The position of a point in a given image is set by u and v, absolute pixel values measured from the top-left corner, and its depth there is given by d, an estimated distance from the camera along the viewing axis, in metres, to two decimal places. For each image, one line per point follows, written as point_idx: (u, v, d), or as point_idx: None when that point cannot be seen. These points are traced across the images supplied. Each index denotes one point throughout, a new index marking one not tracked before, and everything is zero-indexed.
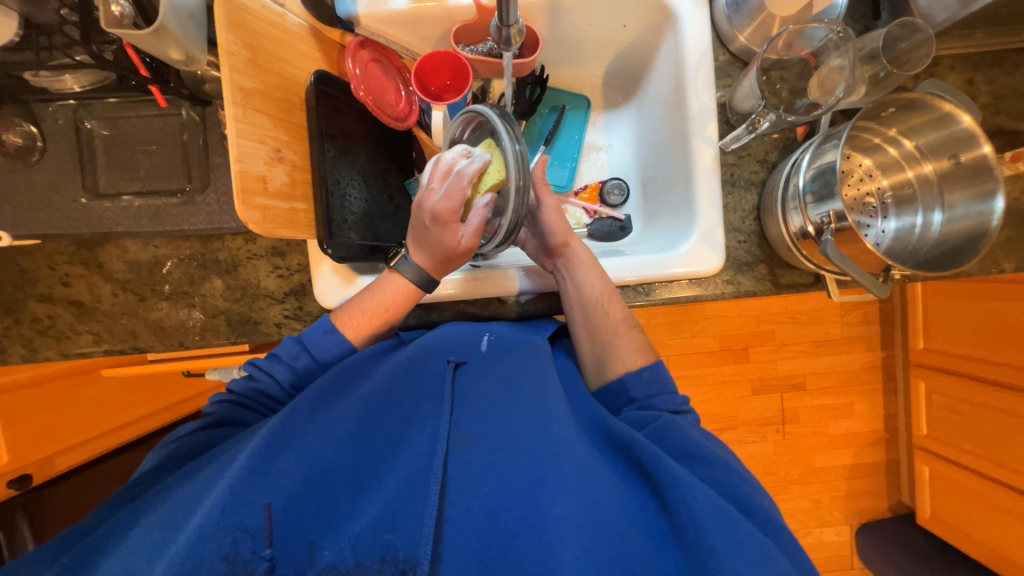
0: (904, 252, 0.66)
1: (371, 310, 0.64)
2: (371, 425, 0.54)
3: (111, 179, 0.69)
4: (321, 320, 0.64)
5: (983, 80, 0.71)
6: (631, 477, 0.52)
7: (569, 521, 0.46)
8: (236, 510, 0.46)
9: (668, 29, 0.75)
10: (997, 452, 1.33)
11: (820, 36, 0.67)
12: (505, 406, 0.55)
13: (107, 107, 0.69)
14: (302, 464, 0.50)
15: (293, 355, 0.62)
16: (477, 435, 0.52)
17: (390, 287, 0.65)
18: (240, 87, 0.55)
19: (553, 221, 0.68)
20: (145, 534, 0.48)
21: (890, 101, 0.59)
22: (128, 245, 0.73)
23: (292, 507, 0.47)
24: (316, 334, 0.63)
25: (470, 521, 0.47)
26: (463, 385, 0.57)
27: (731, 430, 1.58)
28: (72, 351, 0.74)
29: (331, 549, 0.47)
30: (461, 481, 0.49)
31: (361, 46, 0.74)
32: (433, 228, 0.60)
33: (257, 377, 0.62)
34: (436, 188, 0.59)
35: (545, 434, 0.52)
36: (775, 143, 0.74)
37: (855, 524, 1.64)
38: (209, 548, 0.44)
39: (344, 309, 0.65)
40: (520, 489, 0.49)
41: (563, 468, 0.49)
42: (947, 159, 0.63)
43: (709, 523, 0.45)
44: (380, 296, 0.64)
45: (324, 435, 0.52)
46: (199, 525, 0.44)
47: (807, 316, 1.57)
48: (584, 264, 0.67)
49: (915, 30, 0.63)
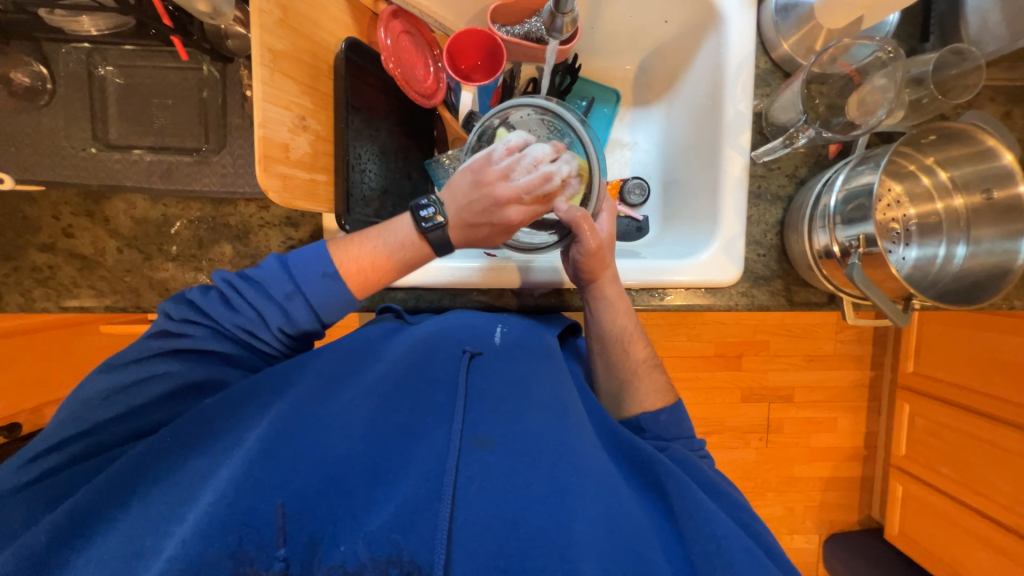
0: (923, 282, 0.66)
1: (382, 260, 0.59)
2: (386, 412, 0.54)
3: (122, 131, 0.66)
4: (317, 260, 0.57)
5: (1021, 114, 0.70)
6: (647, 494, 0.54)
7: (585, 534, 0.46)
8: (251, 494, 0.46)
9: (710, 29, 0.72)
10: (973, 479, 1.37)
11: (866, 54, 0.66)
12: (521, 408, 0.55)
13: (123, 54, 0.66)
14: (316, 453, 0.50)
15: (286, 296, 0.56)
16: (495, 438, 0.52)
17: (403, 234, 0.60)
18: (270, 48, 0.53)
19: (588, 252, 0.61)
20: (157, 504, 0.47)
21: (935, 128, 0.59)
22: (136, 201, 0.71)
23: (308, 497, 0.47)
24: (313, 274, 0.57)
25: (488, 527, 0.47)
26: (477, 378, 0.58)
27: (716, 434, 1.61)
28: (71, 305, 0.72)
29: (349, 545, 0.45)
30: (477, 483, 0.49)
31: (393, 15, 0.70)
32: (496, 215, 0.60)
33: (239, 309, 0.55)
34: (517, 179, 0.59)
35: (561, 439, 0.52)
36: (806, 158, 0.73)
37: (825, 534, 1.69)
38: (223, 534, 0.44)
39: (346, 250, 0.58)
40: (539, 497, 0.49)
41: (583, 478, 0.50)
42: (979, 195, 0.63)
43: (736, 555, 0.47)
44: (392, 245, 0.59)
45: (338, 421, 0.52)
46: (212, 506, 0.45)
47: (803, 331, 1.58)
48: (612, 305, 0.64)
49: (965, 57, 0.61)
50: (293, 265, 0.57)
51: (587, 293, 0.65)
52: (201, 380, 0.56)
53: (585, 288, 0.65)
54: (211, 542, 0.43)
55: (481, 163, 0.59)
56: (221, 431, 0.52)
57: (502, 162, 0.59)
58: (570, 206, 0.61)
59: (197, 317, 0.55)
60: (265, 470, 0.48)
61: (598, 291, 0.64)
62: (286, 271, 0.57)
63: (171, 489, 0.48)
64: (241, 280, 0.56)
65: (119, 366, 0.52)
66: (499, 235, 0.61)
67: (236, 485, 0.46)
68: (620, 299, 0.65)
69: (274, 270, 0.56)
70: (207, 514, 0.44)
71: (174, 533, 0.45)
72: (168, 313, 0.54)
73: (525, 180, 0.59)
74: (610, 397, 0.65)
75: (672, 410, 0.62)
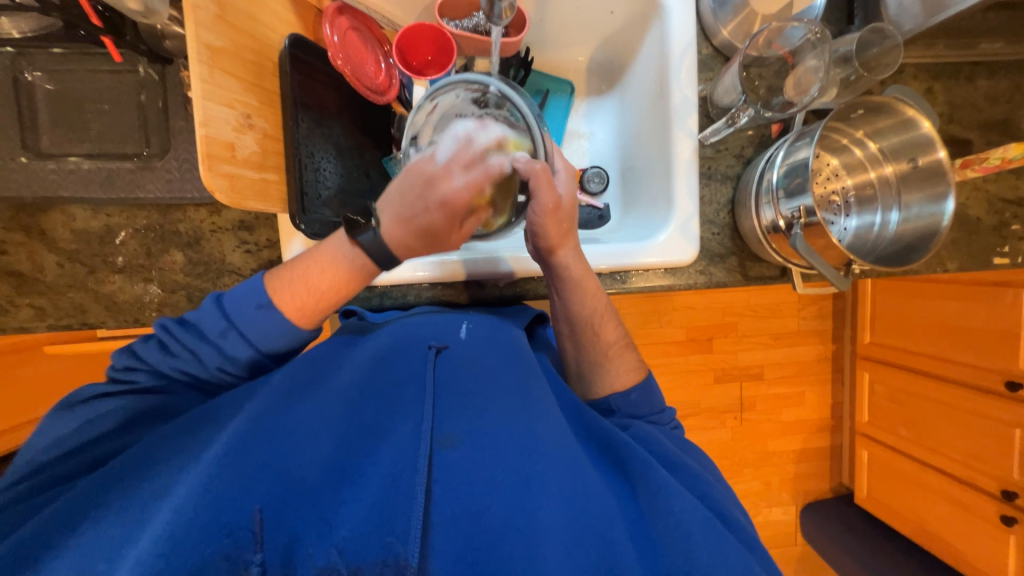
0: (863, 248, 0.71)
1: (320, 290, 0.56)
2: (351, 416, 0.53)
3: (56, 138, 0.63)
4: (252, 291, 0.55)
5: (941, 90, 0.76)
6: (614, 476, 0.55)
7: (555, 523, 0.47)
8: (211, 506, 0.45)
9: (653, 18, 0.75)
10: (930, 439, 1.46)
11: (799, 35, 0.69)
12: (488, 402, 0.55)
13: (52, 58, 0.63)
14: (278, 462, 0.48)
15: (220, 334, 0.54)
16: (463, 435, 0.52)
17: (345, 261, 0.56)
18: (208, 45, 0.51)
19: (547, 216, 0.60)
20: (109, 528, 0.45)
21: (860, 103, 0.62)
22: (76, 212, 0.67)
23: (277, 501, 0.46)
24: (247, 308, 0.55)
25: (460, 522, 0.47)
26: (443, 369, 0.58)
27: (693, 416, 1.65)
28: (10, 326, 0.68)
29: (321, 549, 0.45)
30: (448, 481, 0.49)
31: (338, 11, 0.69)
32: (439, 218, 0.56)
33: (177, 353, 0.55)
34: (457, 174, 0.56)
35: (530, 429, 0.53)
36: (751, 138, 0.76)
37: (801, 504, 1.76)
38: (198, 545, 0.43)
39: (285, 281, 0.56)
40: (507, 488, 0.49)
41: (551, 466, 0.51)
42: (906, 162, 0.67)
43: (694, 527, 0.49)
44: (331, 273, 0.56)
45: (303, 427, 0.51)
46: (171, 520, 0.44)
47: (768, 310, 1.65)
48: (581, 280, 0.63)
49: (885, 35, 0.66)
50: (227, 301, 0.55)
51: (552, 270, 0.64)
52: (153, 410, 0.55)
53: (548, 263, 0.64)
54: (184, 549, 0.43)
55: (419, 162, 0.56)
56: (171, 449, 0.50)
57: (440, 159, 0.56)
58: (530, 158, 0.59)
59: (137, 364, 0.55)
60: (226, 481, 0.46)
61: (562, 266, 0.63)
62: (220, 309, 0.55)
63: (122, 512, 0.46)
64: (177, 325, 0.55)
65: (70, 407, 0.53)
66: (446, 241, 0.59)
67: (196, 498, 0.45)
68: (589, 275, 0.64)
69: (212, 312, 0.55)
70: (167, 530, 0.43)
71: (130, 553, 0.43)
72: (113, 364, 0.55)
73: (472, 179, 0.57)
74: (579, 380, 0.68)
75: (642, 387, 0.64)
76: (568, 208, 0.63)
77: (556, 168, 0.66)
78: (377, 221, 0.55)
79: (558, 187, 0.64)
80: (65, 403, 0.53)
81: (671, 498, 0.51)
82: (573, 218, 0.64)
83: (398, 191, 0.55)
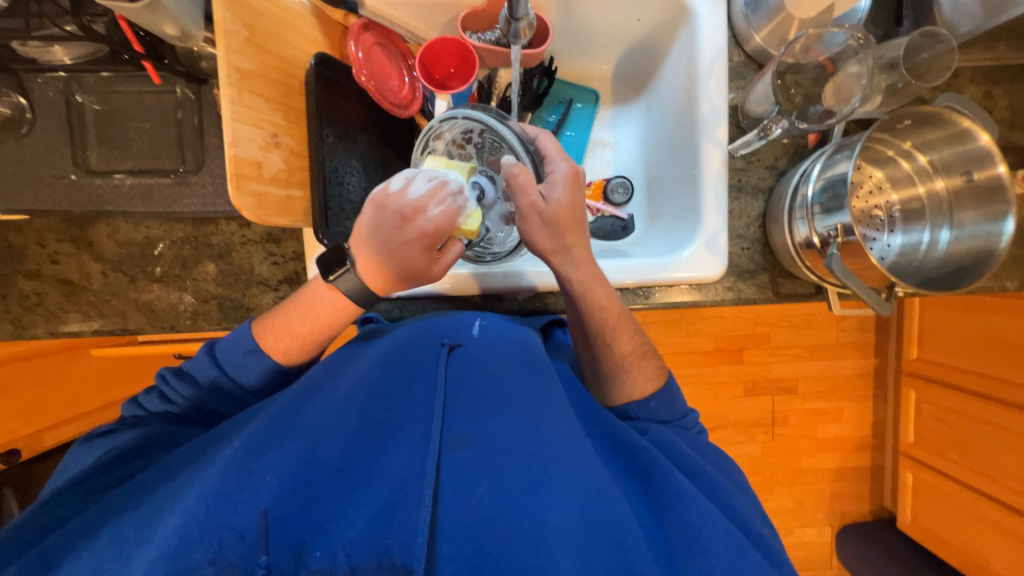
0: (908, 269, 0.66)
1: (301, 333, 0.59)
2: (364, 416, 0.53)
3: (102, 156, 0.66)
4: (241, 336, 0.59)
5: (1002, 94, 0.69)
6: (627, 480, 0.54)
7: (564, 535, 0.45)
8: (221, 509, 0.45)
9: (682, 25, 0.72)
10: (984, 465, 1.36)
11: (840, 41, 0.65)
12: (498, 407, 0.54)
13: (100, 81, 0.66)
14: (289, 461, 0.49)
15: (212, 379, 0.59)
16: (474, 438, 0.51)
17: (324, 306, 0.58)
18: (237, 68, 0.53)
19: (525, 223, 0.59)
20: (124, 529, 0.46)
21: (908, 113, 0.58)
22: (119, 224, 0.71)
23: (286, 503, 0.46)
24: (237, 352, 0.59)
25: (466, 524, 0.46)
26: (455, 368, 0.57)
27: (721, 430, 1.59)
28: (62, 330, 0.73)
29: (324, 552, 0.45)
30: (455, 484, 0.48)
31: (363, 28, 0.71)
32: (410, 250, 0.55)
33: (171, 396, 0.59)
34: (430, 203, 0.54)
35: (541, 433, 0.51)
36: (786, 149, 0.72)
37: (836, 525, 1.67)
38: (202, 544, 0.43)
39: (269, 327, 0.59)
40: (517, 494, 0.48)
41: (564, 471, 0.49)
42: (960, 176, 0.63)
43: (713, 542, 0.47)
44: (310, 318, 0.58)
45: (314, 428, 0.51)
46: (181, 524, 0.44)
47: (804, 321, 1.56)
48: (585, 292, 0.60)
49: (938, 40, 0.62)
50: (218, 349, 0.59)
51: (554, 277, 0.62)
52: (165, 439, 0.58)
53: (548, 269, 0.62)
54: (198, 544, 0.43)
55: (387, 197, 0.55)
56: (194, 455, 0.53)
57: (408, 189, 0.55)
58: (510, 162, 0.57)
59: (141, 412, 0.60)
60: (234, 484, 0.47)
61: (562, 275, 0.60)
62: (211, 356, 0.59)
63: (138, 514, 0.47)
64: (172, 374, 0.60)
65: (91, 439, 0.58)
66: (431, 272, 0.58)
67: (208, 501, 0.45)
68: (597, 282, 0.61)
69: (203, 360, 0.59)
70: (179, 531, 0.44)
71: (140, 555, 0.43)
72: (123, 415, 0.60)
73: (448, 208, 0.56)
74: (594, 384, 0.66)
75: (662, 393, 0.62)
76: (566, 215, 0.59)
77: (556, 172, 0.59)
78: (352, 262, 0.56)
79: (553, 194, 0.58)
80: (87, 437, 0.59)
81: (691, 509, 0.49)
82: (576, 225, 0.60)
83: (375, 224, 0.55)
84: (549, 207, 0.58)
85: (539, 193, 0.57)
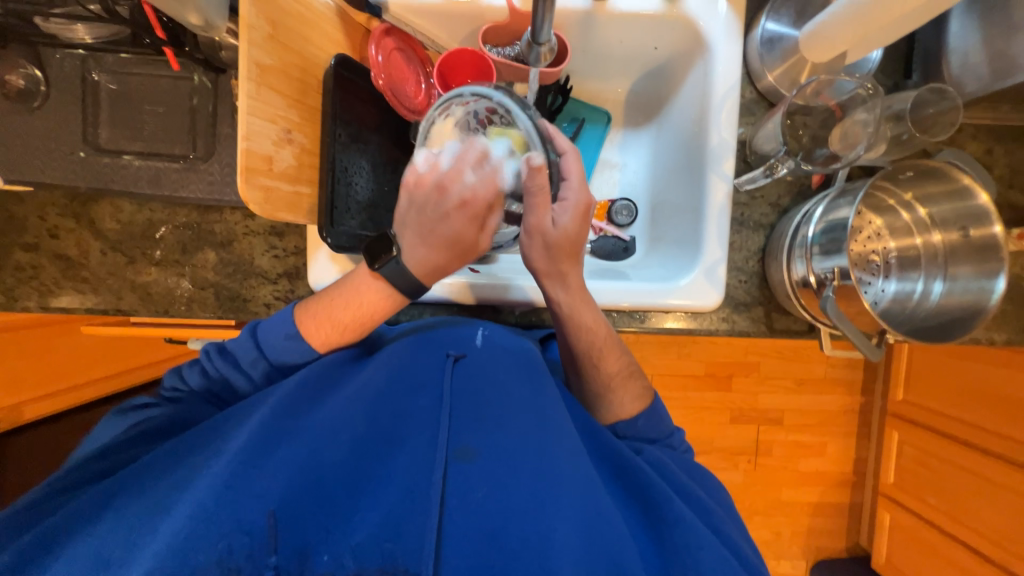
0: (900, 316, 0.68)
1: (343, 323, 0.59)
2: (370, 420, 0.52)
3: (113, 136, 0.66)
4: (280, 322, 0.58)
5: (1002, 152, 0.71)
6: (625, 502, 0.54)
7: (568, 551, 0.44)
8: (228, 506, 0.43)
9: (699, 58, 0.74)
10: (961, 512, 1.37)
11: (849, 89, 0.66)
12: (503, 418, 0.54)
13: (118, 61, 0.67)
14: (297, 461, 0.47)
15: (251, 361, 0.58)
16: (480, 450, 0.51)
17: (372, 295, 0.59)
18: (258, 63, 0.53)
19: (528, 240, 0.61)
20: (128, 518, 0.45)
21: (910, 164, 0.59)
22: (123, 205, 0.71)
23: (293, 503, 0.45)
24: (276, 336, 0.58)
25: (472, 535, 0.46)
26: (462, 378, 0.58)
27: (705, 455, 1.59)
28: (52, 305, 0.72)
29: (332, 556, 0.45)
30: (462, 493, 0.48)
31: (385, 33, 0.72)
32: (452, 218, 0.58)
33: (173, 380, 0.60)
34: (466, 172, 0.58)
35: (544, 448, 0.51)
36: (790, 187, 0.74)
37: (811, 560, 1.67)
38: (212, 542, 0.42)
39: (311, 312, 0.59)
40: (520, 506, 0.48)
41: (566, 488, 0.48)
42: (956, 232, 0.64)
43: (708, 562, 0.47)
44: (355, 307, 0.58)
45: (320, 428, 0.50)
46: (187, 519, 0.42)
47: (794, 353, 1.58)
48: (572, 316, 0.62)
49: (944, 96, 0.63)
50: (259, 332, 0.58)
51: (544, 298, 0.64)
52: (173, 421, 0.57)
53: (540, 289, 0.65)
54: (204, 542, 0.41)
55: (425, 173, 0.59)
56: (196, 445, 0.51)
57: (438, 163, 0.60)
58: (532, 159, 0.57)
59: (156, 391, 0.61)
60: (240, 478, 0.45)
61: (551, 296, 0.63)
62: (253, 338, 0.58)
63: (138, 499, 0.47)
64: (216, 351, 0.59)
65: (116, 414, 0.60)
66: (468, 243, 0.60)
67: (215, 495, 0.44)
68: (585, 306, 0.63)
69: (245, 339, 0.58)
70: (184, 528, 0.41)
71: (145, 549, 0.42)
72: (164, 384, 0.60)
73: (483, 177, 0.59)
74: (586, 403, 0.65)
75: (649, 413, 0.62)
76: (566, 243, 0.60)
77: (564, 199, 0.61)
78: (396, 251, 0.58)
79: (557, 221, 0.60)
80: (123, 409, 0.60)
81: (686, 531, 0.49)
82: (573, 254, 0.61)
83: (415, 207, 0.59)
84: (549, 231, 0.60)
85: (549, 216, 0.59)
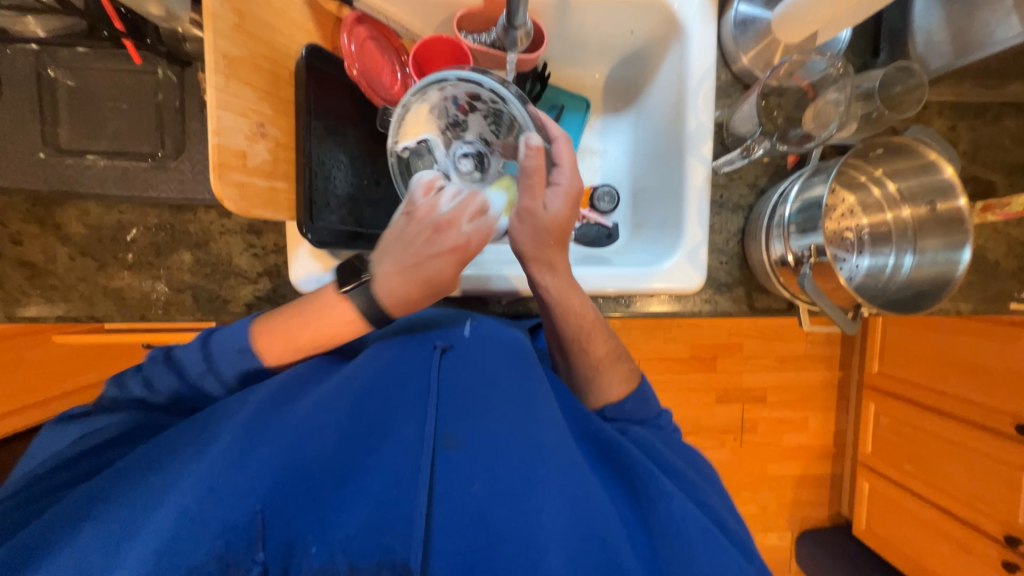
0: (872, 290, 0.70)
1: (299, 339, 0.57)
2: (354, 412, 0.51)
3: (74, 135, 0.63)
4: (235, 336, 0.57)
5: (965, 128, 0.74)
6: (614, 482, 0.55)
7: (558, 531, 0.45)
8: (214, 502, 0.42)
9: (675, 41, 0.74)
10: (935, 477, 1.45)
11: (820, 68, 0.67)
12: (492, 405, 0.54)
13: (75, 56, 0.63)
14: (277, 456, 0.46)
15: (201, 373, 0.57)
16: (467, 437, 0.51)
17: (332, 314, 0.57)
18: (225, 54, 0.52)
19: (523, 225, 0.62)
20: (111, 525, 0.44)
21: (879, 141, 0.61)
22: (89, 207, 0.68)
23: (278, 499, 0.44)
24: (230, 350, 0.57)
25: (460, 520, 0.47)
26: (449, 368, 0.57)
27: (693, 436, 1.63)
28: (19, 315, 0.69)
29: (320, 550, 0.44)
30: (450, 482, 0.49)
31: (358, 22, 0.70)
32: (438, 257, 0.59)
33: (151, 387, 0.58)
34: (462, 223, 0.61)
35: (532, 433, 0.51)
36: (766, 168, 0.75)
37: (796, 531, 1.73)
38: (202, 542, 0.40)
39: (265, 330, 0.57)
40: (508, 491, 0.48)
41: (554, 470, 0.48)
42: (925, 206, 0.66)
43: (694, 538, 0.48)
44: (312, 327, 0.57)
45: (301, 423, 0.48)
46: (173, 520, 0.41)
47: (777, 333, 1.61)
48: (561, 301, 0.62)
49: (910, 74, 0.66)
50: (213, 342, 0.57)
51: (532, 284, 0.65)
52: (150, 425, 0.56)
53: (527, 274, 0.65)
54: (189, 547, 0.40)
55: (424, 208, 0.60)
56: (176, 448, 0.50)
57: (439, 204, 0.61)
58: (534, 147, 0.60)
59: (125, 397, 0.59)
60: (224, 478, 0.44)
61: (538, 280, 0.64)
62: (203, 349, 0.57)
63: (119, 506, 0.45)
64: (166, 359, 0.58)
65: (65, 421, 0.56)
66: (444, 287, 0.60)
67: (198, 498, 0.42)
68: (572, 291, 0.63)
69: (194, 351, 0.57)
70: (170, 529, 0.41)
71: (129, 555, 0.41)
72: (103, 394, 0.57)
73: (478, 227, 0.62)
74: (577, 389, 0.66)
75: (637, 396, 0.63)
76: (557, 227, 0.62)
77: (556, 183, 0.62)
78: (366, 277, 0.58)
79: (548, 205, 0.61)
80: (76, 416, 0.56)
81: (672, 504, 0.50)
82: (561, 238, 0.63)
83: (407, 241, 0.59)
84: (541, 215, 0.61)
85: (541, 200, 0.61)
